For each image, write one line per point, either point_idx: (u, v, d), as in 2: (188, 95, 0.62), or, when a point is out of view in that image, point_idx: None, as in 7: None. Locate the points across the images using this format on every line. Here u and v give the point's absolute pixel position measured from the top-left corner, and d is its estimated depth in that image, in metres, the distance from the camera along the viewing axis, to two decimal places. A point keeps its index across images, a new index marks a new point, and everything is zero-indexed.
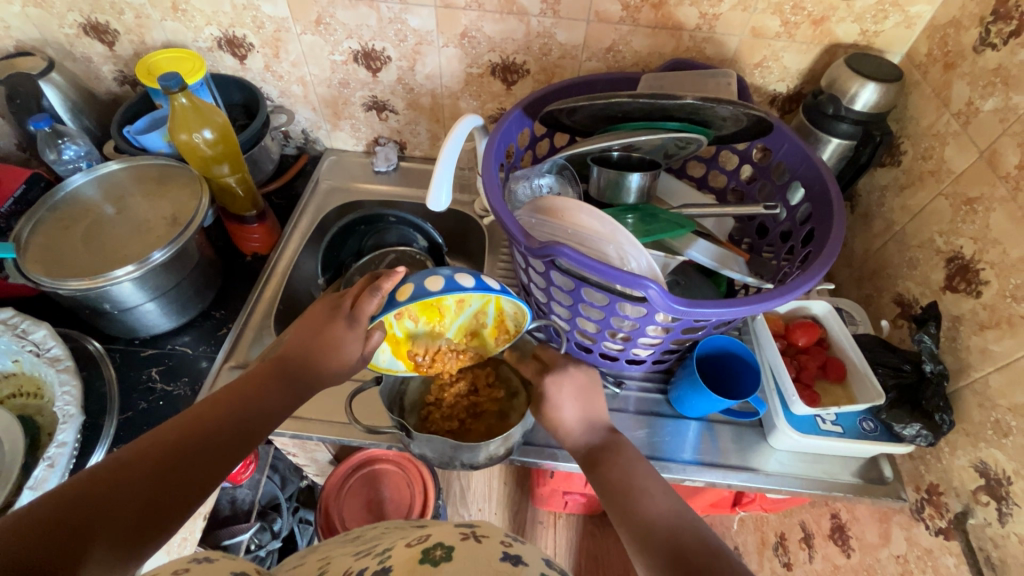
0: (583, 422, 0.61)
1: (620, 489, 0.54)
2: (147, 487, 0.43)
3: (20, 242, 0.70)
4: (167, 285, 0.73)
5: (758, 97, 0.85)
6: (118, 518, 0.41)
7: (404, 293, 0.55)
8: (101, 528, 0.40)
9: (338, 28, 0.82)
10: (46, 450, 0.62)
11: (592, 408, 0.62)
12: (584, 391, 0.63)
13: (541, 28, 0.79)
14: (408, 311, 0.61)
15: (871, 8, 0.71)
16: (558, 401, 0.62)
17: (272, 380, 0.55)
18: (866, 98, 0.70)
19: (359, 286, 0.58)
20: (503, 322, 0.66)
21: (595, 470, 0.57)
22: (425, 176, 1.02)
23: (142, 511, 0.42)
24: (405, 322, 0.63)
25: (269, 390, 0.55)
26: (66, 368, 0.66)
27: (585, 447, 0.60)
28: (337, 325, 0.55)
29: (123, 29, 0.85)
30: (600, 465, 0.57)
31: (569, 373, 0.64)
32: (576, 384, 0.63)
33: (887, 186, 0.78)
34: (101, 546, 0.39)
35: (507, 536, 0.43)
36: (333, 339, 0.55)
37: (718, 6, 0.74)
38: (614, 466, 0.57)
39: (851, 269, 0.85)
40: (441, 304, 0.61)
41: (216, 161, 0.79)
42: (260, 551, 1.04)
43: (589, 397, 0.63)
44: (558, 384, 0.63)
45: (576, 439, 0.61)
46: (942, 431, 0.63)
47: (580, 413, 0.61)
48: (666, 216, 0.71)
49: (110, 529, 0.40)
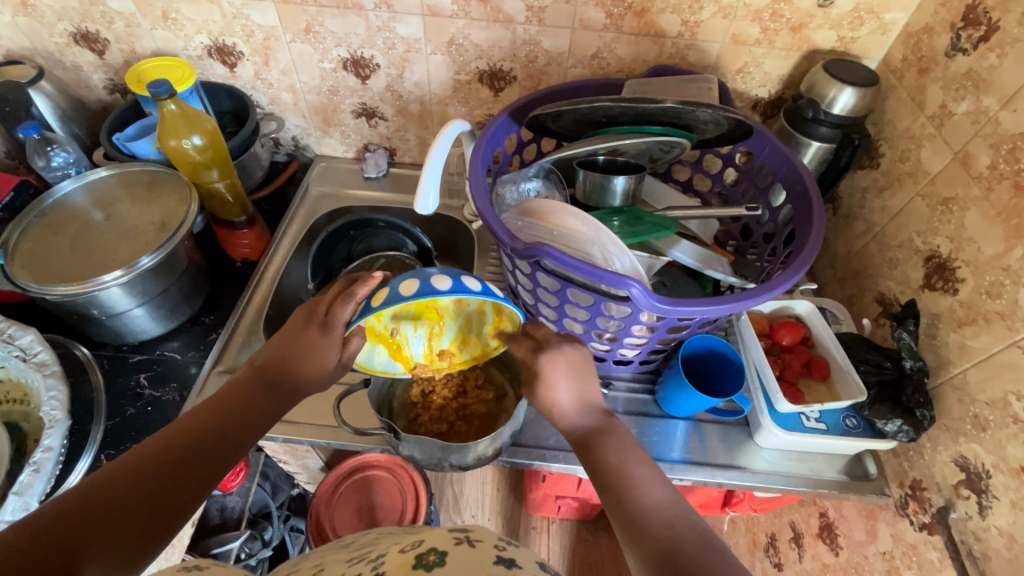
0: (579, 404, 0.56)
1: (618, 480, 0.51)
2: (136, 499, 0.43)
3: (8, 247, 0.70)
4: (155, 291, 0.74)
5: (740, 102, 0.87)
6: (112, 531, 0.41)
7: (378, 299, 0.54)
8: (94, 541, 0.40)
9: (327, 36, 0.83)
10: (31, 456, 0.62)
11: (589, 388, 0.56)
12: (581, 370, 0.56)
13: (527, 35, 0.81)
14: (403, 312, 0.64)
15: (847, 16, 0.73)
16: (553, 380, 0.55)
17: (255, 388, 0.55)
18: (844, 102, 0.72)
19: (334, 293, 0.59)
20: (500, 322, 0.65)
21: (587, 455, 0.54)
22: (414, 181, 1.03)
23: (136, 522, 0.43)
24: (400, 323, 0.65)
25: (252, 399, 0.54)
26: (52, 373, 0.66)
27: (579, 430, 0.55)
28: (310, 333, 0.55)
29: (113, 38, 0.86)
30: (593, 451, 0.54)
31: (565, 351, 0.56)
32: (571, 363, 0.55)
33: (867, 188, 0.79)
34: (93, 561, 0.39)
35: (500, 540, 0.43)
36: (313, 348, 0.55)
37: (698, 13, 0.76)
38: (609, 451, 0.53)
39: (834, 270, 0.87)
40: (438, 305, 0.64)
41: (205, 167, 0.80)
42: (250, 560, 1.03)
43: (586, 375, 0.56)
44: (553, 361, 0.55)
45: (572, 420, 0.56)
46: (922, 427, 0.64)
47: (576, 395, 0.55)
48: (651, 218, 0.72)
49: (104, 542, 0.40)
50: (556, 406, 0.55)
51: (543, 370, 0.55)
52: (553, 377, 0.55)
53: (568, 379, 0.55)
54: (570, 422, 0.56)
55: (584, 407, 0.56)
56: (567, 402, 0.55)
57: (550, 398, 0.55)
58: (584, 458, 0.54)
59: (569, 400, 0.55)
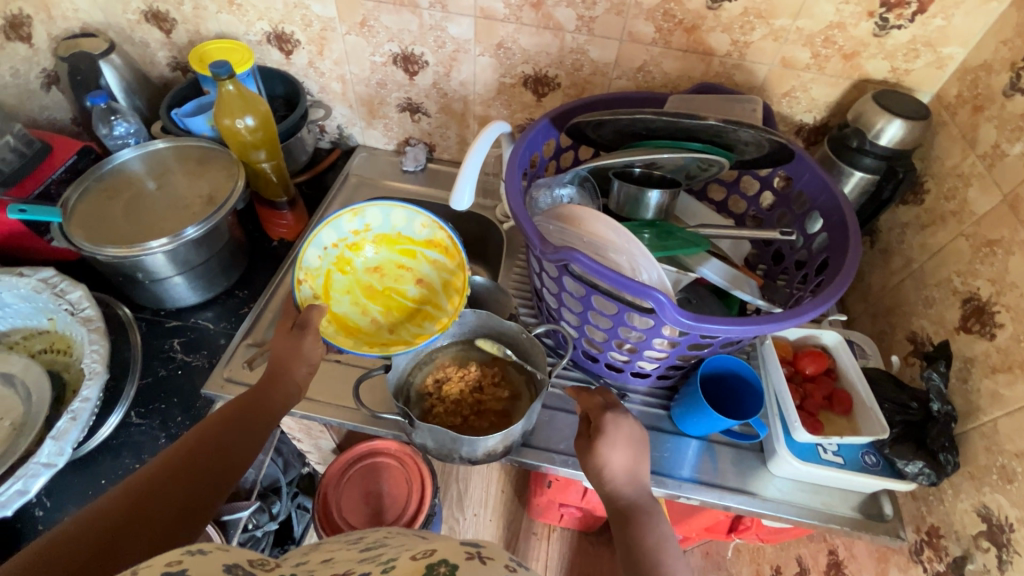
0: (628, 473, 0.58)
1: (648, 566, 0.52)
2: (169, 495, 0.49)
3: (68, 207, 0.74)
4: (197, 260, 0.77)
5: (784, 126, 0.86)
6: (152, 519, 0.47)
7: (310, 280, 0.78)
8: (139, 528, 0.46)
9: (381, 31, 0.86)
10: (69, 406, 0.65)
11: (640, 461, 0.59)
12: (640, 442, 0.59)
13: (575, 44, 0.82)
14: (393, 323, 0.81)
15: (902, 47, 0.72)
16: (615, 439, 0.58)
17: (258, 394, 0.61)
18: (892, 134, 0.71)
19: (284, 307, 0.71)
20: (423, 230, 0.83)
21: (625, 527, 0.56)
22: (451, 178, 1.04)
23: (173, 513, 0.48)
24: (402, 333, 0.79)
25: (256, 403, 0.61)
26: (96, 329, 0.69)
27: (622, 499, 0.57)
28: (294, 334, 0.66)
29: (181, 18, 0.90)
30: (632, 525, 0.56)
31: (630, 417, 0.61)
32: (631, 435, 0.60)
33: (908, 223, 0.77)
34: (139, 546, 0.45)
35: (510, 561, 0.43)
36: (293, 342, 0.65)
37: (750, 33, 0.75)
38: (649, 528, 0.55)
39: (867, 303, 0.85)
40: (407, 295, 0.83)
41: (254, 147, 0.83)
42: (256, 531, 1.04)
43: (641, 450, 0.59)
44: (617, 422, 0.59)
45: (618, 485, 0.58)
46: (945, 471, 0.62)
47: (630, 463, 0.58)
48: (682, 234, 0.72)
49: (146, 530, 0.46)
50: (607, 466, 0.58)
51: (604, 427, 0.59)
52: (614, 436, 0.58)
53: (623, 444, 0.59)
54: (617, 488, 0.58)
55: (631, 478, 0.58)
56: (618, 466, 0.58)
57: (604, 458, 0.58)
58: (621, 529, 0.56)
59: (619, 466, 0.58)
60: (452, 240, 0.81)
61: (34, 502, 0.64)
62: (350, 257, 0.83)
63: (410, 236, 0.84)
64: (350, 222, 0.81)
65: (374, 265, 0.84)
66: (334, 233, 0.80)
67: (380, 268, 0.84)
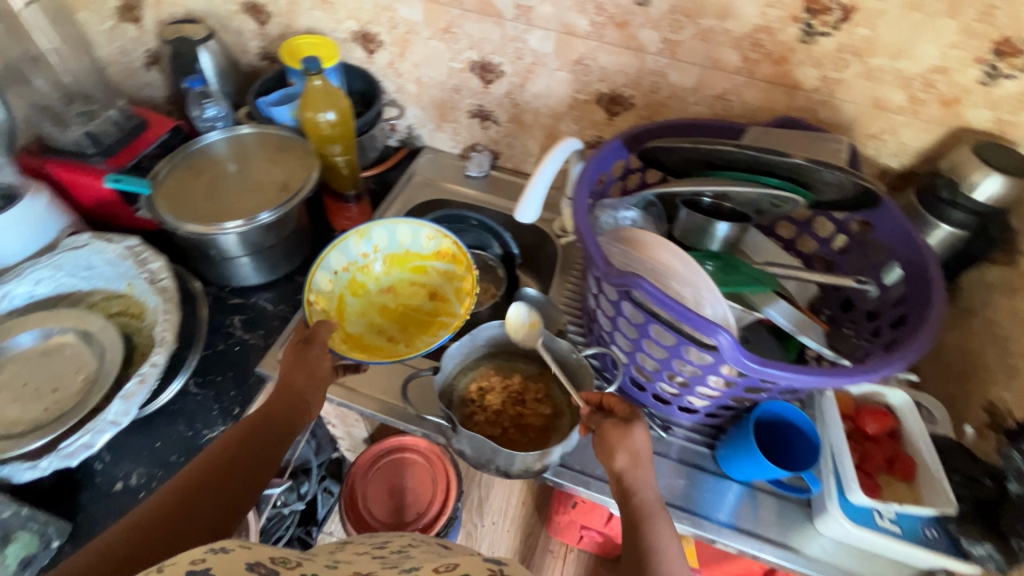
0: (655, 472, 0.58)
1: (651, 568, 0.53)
2: (197, 505, 0.53)
3: (156, 180, 0.78)
4: (266, 244, 0.80)
5: (866, 168, 0.82)
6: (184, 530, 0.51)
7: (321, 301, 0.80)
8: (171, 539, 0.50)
9: (462, 38, 0.88)
10: (137, 369, 0.69)
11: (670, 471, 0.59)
12: None
13: (655, 66, 0.81)
14: (409, 338, 0.83)
15: (1011, 97, 0.68)
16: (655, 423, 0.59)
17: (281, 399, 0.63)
18: (989, 189, 0.66)
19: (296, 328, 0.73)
20: (429, 242, 0.86)
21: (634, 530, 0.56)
22: (511, 187, 1.05)
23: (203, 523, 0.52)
24: (418, 345, 0.81)
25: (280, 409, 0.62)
26: (170, 300, 0.73)
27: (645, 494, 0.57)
28: (306, 346, 0.67)
29: (276, 12, 0.95)
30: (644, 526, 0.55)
31: None
32: None
33: (995, 285, 0.72)
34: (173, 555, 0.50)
35: None
36: (303, 354, 0.66)
37: (842, 70, 0.73)
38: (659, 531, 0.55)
39: (938, 364, 0.79)
40: (419, 310, 0.86)
41: (331, 141, 0.86)
42: (283, 509, 1.07)
43: None
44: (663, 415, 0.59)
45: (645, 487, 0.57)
46: (1017, 560, 0.56)
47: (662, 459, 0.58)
48: (748, 270, 0.69)
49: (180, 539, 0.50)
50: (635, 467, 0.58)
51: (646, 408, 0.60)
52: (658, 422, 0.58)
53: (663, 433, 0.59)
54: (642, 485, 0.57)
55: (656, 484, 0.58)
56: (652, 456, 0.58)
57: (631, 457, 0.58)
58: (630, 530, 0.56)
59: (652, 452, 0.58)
60: (459, 246, 0.84)
61: (94, 456, 0.68)
62: (361, 280, 0.85)
63: (416, 251, 0.87)
64: (357, 245, 0.84)
65: (386, 286, 0.87)
66: (343, 256, 0.83)
67: (392, 288, 0.87)
